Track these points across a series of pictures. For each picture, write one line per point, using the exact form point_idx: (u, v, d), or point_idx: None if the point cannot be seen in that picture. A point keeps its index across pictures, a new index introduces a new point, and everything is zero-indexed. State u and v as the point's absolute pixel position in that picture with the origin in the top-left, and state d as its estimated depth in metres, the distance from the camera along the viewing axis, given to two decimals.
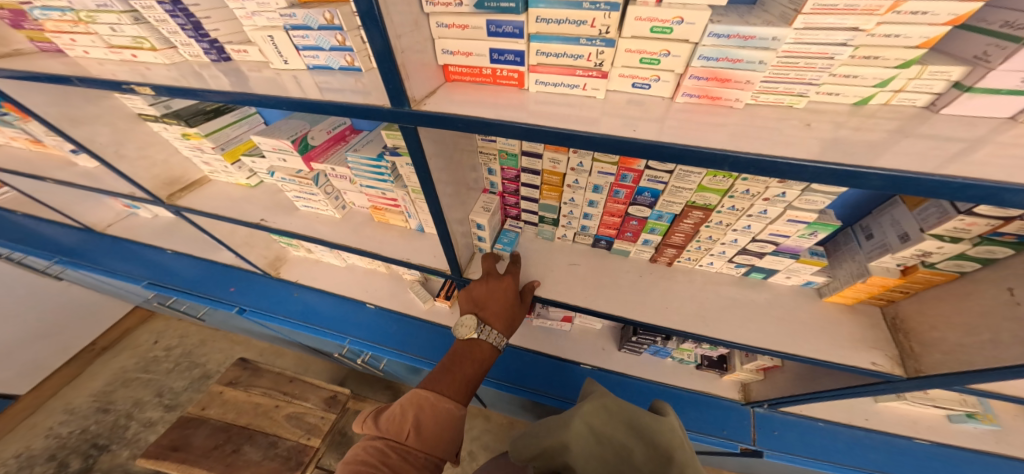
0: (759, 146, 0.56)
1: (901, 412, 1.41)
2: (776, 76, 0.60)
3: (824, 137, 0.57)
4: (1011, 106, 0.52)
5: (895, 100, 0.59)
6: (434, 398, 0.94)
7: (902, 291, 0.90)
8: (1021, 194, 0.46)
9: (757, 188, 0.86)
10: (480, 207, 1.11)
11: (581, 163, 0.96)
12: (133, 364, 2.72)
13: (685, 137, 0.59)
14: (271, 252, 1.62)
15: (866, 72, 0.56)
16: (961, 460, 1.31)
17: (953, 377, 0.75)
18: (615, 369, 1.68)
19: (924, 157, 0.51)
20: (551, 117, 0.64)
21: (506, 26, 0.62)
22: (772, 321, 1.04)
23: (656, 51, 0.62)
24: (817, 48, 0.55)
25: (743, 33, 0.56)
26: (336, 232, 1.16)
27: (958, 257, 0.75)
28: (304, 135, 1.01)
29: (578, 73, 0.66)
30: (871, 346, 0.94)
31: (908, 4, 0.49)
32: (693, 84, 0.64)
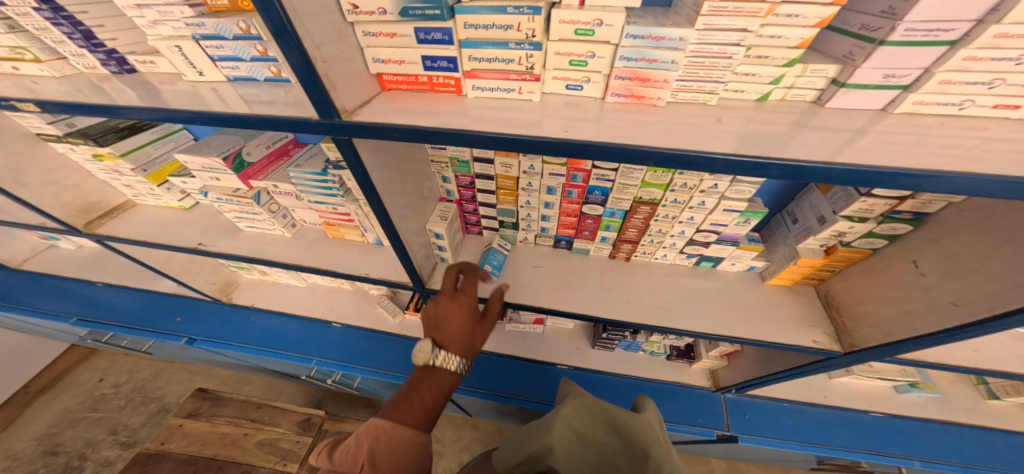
0: (669, 141, 0.61)
1: (855, 386, 1.47)
2: (689, 75, 0.64)
3: (738, 131, 0.62)
4: (880, 99, 0.58)
5: (789, 96, 0.65)
6: (391, 427, 0.86)
7: (829, 270, 0.97)
8: (899, 177, 0.51)
9: (694, 181, 0.91)
10: (437, 216, 1.11)
11: (532, 166, 0.99)
12: (77, 403, 2.55)
13: (616, 135, 0.62)
14: (218, 277, 1.59)
15: (761, 71, 0.62)
16: (914, 429, 1.37)
17: (879, 349, 0.82)
18: (590, 367, 1.70)
19: (818, 146, 0.56)
20: (479, 119, 0.67)
21: (434, 32, 0.64)
22: (721, 310, 1.09)
23: (582, 53, 0.65)
24: (717, 47, 0.60)
25: (656, 34, 0.60)
26: (286, 251, 1.13)
27: (868, 235, 0.83)
28: (238, 152, 0.99)
29: (513, 77, 0.69)
30: (811, 325, 1.00)
31: (782, 8, 0.55)
32: (619, 84, 0.67)
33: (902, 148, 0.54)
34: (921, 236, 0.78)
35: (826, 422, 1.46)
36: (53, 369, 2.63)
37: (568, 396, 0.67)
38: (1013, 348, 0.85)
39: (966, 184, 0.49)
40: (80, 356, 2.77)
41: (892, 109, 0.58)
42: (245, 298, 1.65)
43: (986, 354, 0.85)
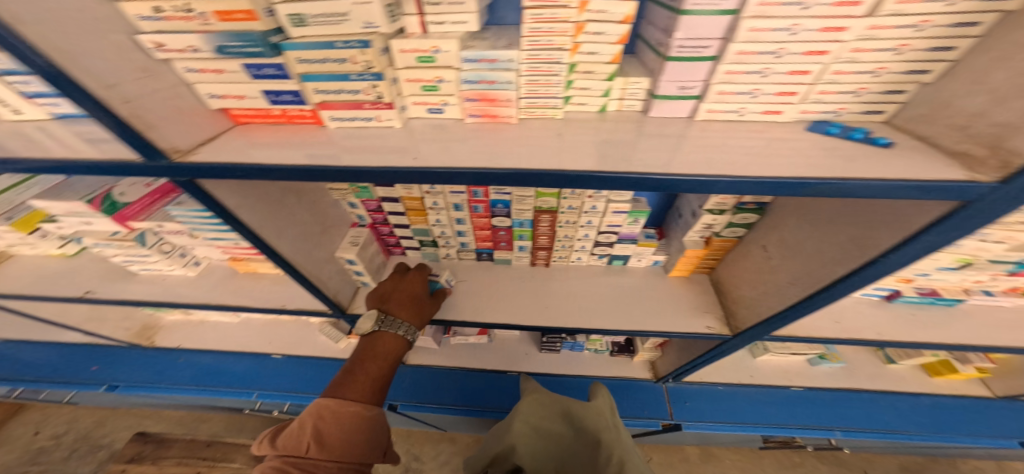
0: (507, 160, 0.57)
1: (775, 364, 1.55)
2: (532, 93, 0.62)
3: (572, 143, 0.62)
4: (684, 109, 0.65)
5: (624, 106, 0.69)
6: (335, 405, 0.86)
7: (713, 259, 1.06)
8: (715, 183, 0.52)
9: (580, 194, 0.94)
10: (348, 241, 0.99)
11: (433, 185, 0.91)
12: (11, 460, 2.40)
13: (450, 157, 0.57)
14: (133, 322, 1.62)
15: (592, 84, 0.64)
16: (834, 400, 1.44)
17: (761, 328, 0.89)
18: (538, 371, 1.72)
19: (655, 152, 0.59)
20: (318, 145, 0.58)
21: (265, 68, 0.53)
22: (631, 307, 1.12)
23: (430, 78, 0.57)
24: (543, 66, 0.58)
25: (488, 56, 0.55)
26: (189, 292, 1.09)
27: (731, 225, 0.93)
28: (106, 192, 0.83)
29: (366, 107, 0.55)
30: (705, 311, 1.08)
31: (589, 26, 0.56)
32: (470, 106, 0.62)
33: (711, 153, 0.58)
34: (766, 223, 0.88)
35: (759, 402, 1.51)
36: None
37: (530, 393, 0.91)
38: (871, 317, 0.92)
39: (753, 187, 0.51)
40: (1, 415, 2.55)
41: (698, 116, 0.65)
42: (171, 339, 1.61)
43: (846, 324, 0.92)
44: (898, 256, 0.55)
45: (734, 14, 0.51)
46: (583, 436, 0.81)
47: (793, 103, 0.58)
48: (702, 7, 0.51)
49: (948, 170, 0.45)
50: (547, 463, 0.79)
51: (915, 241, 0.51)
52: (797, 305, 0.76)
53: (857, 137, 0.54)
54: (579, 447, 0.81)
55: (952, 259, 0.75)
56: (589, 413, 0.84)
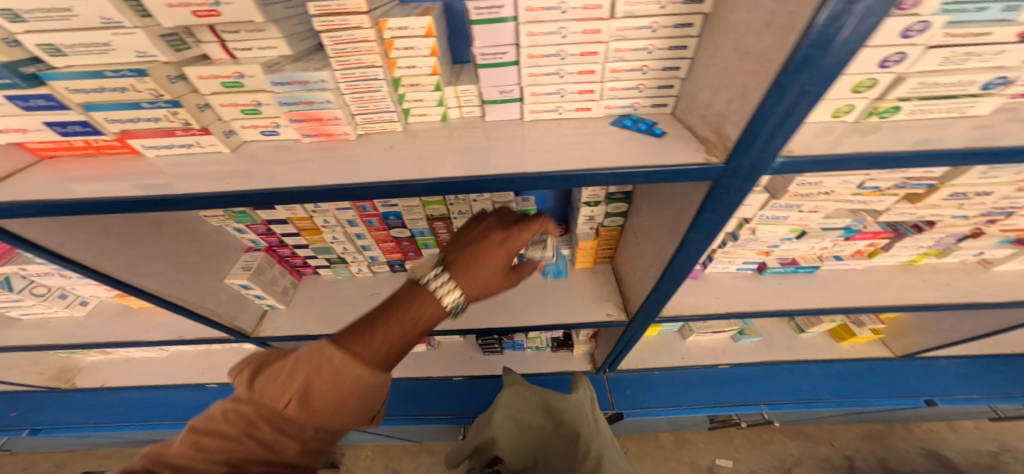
0: (323, 177, 0.57)
1: (705, 344, 1.59)
2: (361, 108, 0.62)
3: (399, 156, 0.63)
4: (513, 111, 0.69)
5: (464, 113, 0.71)
6: (337, 364, 0.51)
7: (608, 248, 1.12)
8: (513, 181, 0.57)
9: (466, 207, 0.96)
10: (239, 267, 0.98)
11: (318, 205, 0.89)
12: None
13: (273, 178, 0.57)
14: (48, 366, 1.56)
15: (424, 96, 0.66)
16: (755, 375, 1.49)
17: (645, 312, 0.95)
18: (482, 373, 1.74)
19: (472, 158, 0.62)
20: (132, 177, 0.56)
21: (33, 99, 0.50)
22: (539, 303, 1.15)
23: (248, 101, 0.56)
24: (360, 82, 0.58)
25: (298, 79, 0.54)
26: (85, 330, 1.07)
27: (609, 214, 0.99)
28: None
29: (179, 133, 0.56)
30: (606, 300, 1.12)
31: (397, 42, 0.57)
32: (300, 126, 0.60)
33: (525, 155, 0.61)
34: (632, 210, 0.94)
35: (691, 382, 1.54)
36: None
37: (513, 387, 0.97)
38: (745, 289, 0.99)
39: (550, 181, 0.57)
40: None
41: (527, 118, 0.69)
42: (94, 379, 1.58)
43: (724, 298, 0.98)
44: (697, 232, 0.63)
45: (512, 21, 0.56)
46: (561, 429, 0.88)
47: (596, 100, 0.64)
48: (487, 15, 0.55)
49: (693, 155, 0.54)
50: (524, 453, 0.90)
51: (699, 219, 0.60)
52: (657, 288, 0.82)
53: (642, 129, 0.62)
54: (552, 437, 0.89)
55: (787, 229, 0.83)
56: (566, 405, 0.88)
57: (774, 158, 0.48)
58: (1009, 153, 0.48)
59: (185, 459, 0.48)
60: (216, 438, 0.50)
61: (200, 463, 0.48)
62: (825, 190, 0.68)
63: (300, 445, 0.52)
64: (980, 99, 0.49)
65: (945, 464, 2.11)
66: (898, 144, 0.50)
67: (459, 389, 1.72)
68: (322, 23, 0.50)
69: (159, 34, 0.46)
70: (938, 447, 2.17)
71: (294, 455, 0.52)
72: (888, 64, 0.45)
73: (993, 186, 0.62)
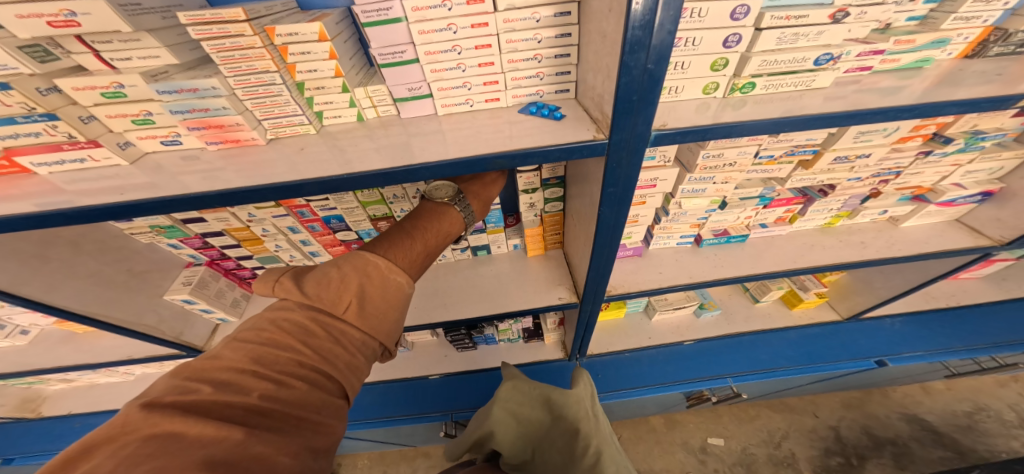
0: (226, 181, 0.58)
1: (672, 322, 1.62)
2: (265, 113, 0.64)
3: (308, 155, 0.64)
4: (426, 106, 0.71)
5: (381, 112, 0.73)
6: (387, 266, 0.61)
7: (556, 233, 1.15)
8: (414, 171, 0.59)
9: (407, 205, 0.97)
10: (180, 282, 0.99)
11: (252, 214, 0.89)
12: None
13: (175, 186, 0.58)
14: (6, 399, 1.51)
15: (332, 98, 0.68)
16: (719, 348, 1.54)
17: (590, 293, 0.95)
18: (457, 369, 1.75)
19: (378, 153, 0.64)
20: (26, 194, 0.57)
21: None
22: (493, 292, 1.16)
23: (137, 112, 0.59)
24: (258, 87, 0.60)
25: (186, 86, 0.57)
26: (29, 359, 1.05)
27: (548, 200, 1.01)
28: None
29: (66, 148, 0.58)
30: (558, 284, 1.14)
31: (291, 48, 0.60)
32: (201, 134, 0.63)
33: (430, 147, 0.63)
34: (568, 194, 0.97)
35: (660, 361, 1.58)
36: None
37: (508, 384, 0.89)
38: (691, 264, 0.99)
39: (453, 168, 0.59)
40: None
41: (440, 112, 0.72)
42: (54, 409, 1.53)
43: (667, 273, 0.99)
44: (608, 207, 0.66)
45: (403, 21, 0.60)
46: (560, 423, 0.82)
47: (502, 90, 0.68)
48: (376, 18, 0.58)
49: (583, 134, 0.57)
50: (522, 447, 0.85)
51: (605, 194, 0.63)
52: (591, 270, 0.84)
53: (545, 115, 0.65)
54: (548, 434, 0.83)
55: (709, 201, 0.86)
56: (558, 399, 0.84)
57: (650, 130, 0.52)
58: (850, 117, 0.53)
59: (234, 370, 0.47)
60: (267, 348, 0.51)
61: (250, 373, 0.47)
62: (728, 162, 0.73)
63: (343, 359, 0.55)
64: (818, 72, 0.59)
65: (925, 427, 2.12)
66: (770, 113, 0.55)
67: (438, 387, 1.74)
68: (201, 32, 0.53)
69: (16, 46, 0.49)
70: (916, 411, 2.18)
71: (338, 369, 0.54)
72: (730, 44, 0.55)
73: (869, 148, 0.74)
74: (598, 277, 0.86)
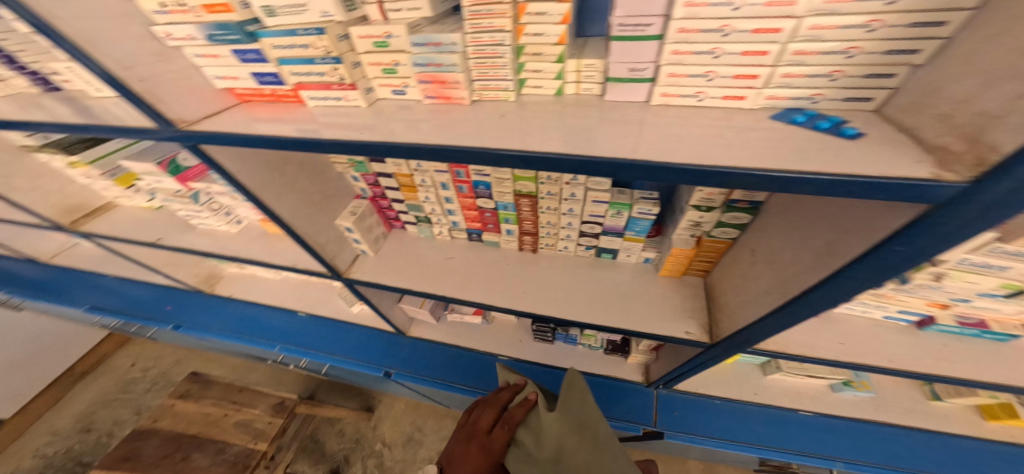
0: (441, 136, 0.64)
1: (790, 385, 1.39)
2: (481, 75, 0.68)
3: (517, 126, 0.64)
4: (639, 92, 0.61)
5: (581, 89, 0.68)
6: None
7: (706, 260, 0.98)
8: (629, 167, 0.52)
9: (555, 188, 0.99)
10: (349, 211, 1.22)
11: (420, 165, 1.08)
12: (111, 386, 3.29)
13: (404, 136, 0.66)
14: (201, 270, 2.03)
15: (542, 67, 0.66)
16: (835, 429, 1.31)
17: (737, 341, 0.80)
18: (529, 357, 1.74)
19: (578, 133, 0.60)
20: (295, 121, 0.75)
21: (247, 52, 0.70)
22: (620, 299, 1.10)
23: (389, 62, 0.70)
24: (487, 48, 0.63)
25: (434, 40, 0.64)
26: (230, 244, 1.42)
27: (720, 224, 0.85)
28: (174, 157, 1.20)
29: (334, 88, 0.73)
30: (688, 315, 1.00)
31: (530, 7, 0.58)
32: (427, 87, 0.72)
33: (654, 140, 0.55)
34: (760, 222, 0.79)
35: (752, 420, 1.40)
36: (93, 356, 3.36)
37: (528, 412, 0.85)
38: (890, 343, 0.81)
39: (677, 174, 0.50)
40: (115, 344, 3.51)
41: (653, 101, 0.61)
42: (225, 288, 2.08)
43: (852, 346, 0.81)
44: (863, 266, 0.48)
45: None
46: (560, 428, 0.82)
47: (755, 87, 0.53)
48: None
49: (915, 167, 0.40)
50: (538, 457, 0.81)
51: (882, 250, 0.45)
52: (761, 324, 0.69)
53: (823, 127, 0.49)
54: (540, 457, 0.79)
55: (997, 284, 0.65)
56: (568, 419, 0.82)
57: None
58: None
59: None
60: None
61: None
62: None
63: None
64: None
65: None
66: None
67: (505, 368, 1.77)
68: None
69: None
70: None
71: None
72: None
73: None
74: (762, 332, 0.70)
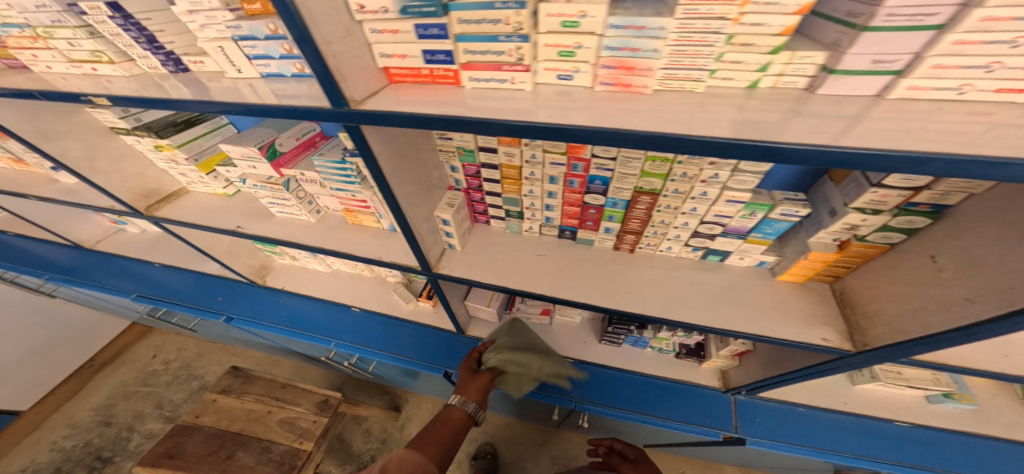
0: (645, 124, 0.63)
1: (880, 395, 1.38)
2: (675, 63, 0.63)
3: (730, 119, 0.62)
4: (874, 85, 0.58)
5: (781, 83, 0.64)
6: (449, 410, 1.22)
7: (844, 266, 0.96)
8: (889, 158, 0.50)
9: (685, 188, 0.96)
10: (445, 203, 1.27)
11: (534, 155, 1.08)
12: (132, 377, 3.39)
13: (596, 120, 0.65)
14: (254, 261, 2.25)
15: (746, 58, 0.61)
16: (940, 443, 1.26)
17: (899, 350, 0.79)
18: (594, 360, 1.73)
19: (818, 134, 0.55)
20: (439, 104, 0.75)
21: (431, 28, 0.70)
22: (721, 304, 1.11)
23: (570, 44, 0.67)
24: (698, 35, 0.59)
25: (636, 24, 0.61)
26: (310, 236, 1.51)
27: (882, 228, 0.83)
28: (272, 143, 1.31)
29: (505, 68, 0.73)
30: (823, 323, 0.97)
31: None
32: (606, 73, 0.68)
33: (899, 133, 0.53)
34: (942, 229, 0.78)
35: (842, 428, 1.34)
36: (115, 345, 3.50)
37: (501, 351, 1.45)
38: None
39: (956, 166, 0.48)
40: (138, 334, 3.67)
41: (887, 95, 0.58)
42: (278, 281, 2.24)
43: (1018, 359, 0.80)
44: None
45: None
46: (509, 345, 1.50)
47: None
48: None
49: None
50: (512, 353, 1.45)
51: None
52: (958, 329, 0.67)
53: None
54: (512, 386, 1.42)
55: None
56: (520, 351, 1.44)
57: None
58: None
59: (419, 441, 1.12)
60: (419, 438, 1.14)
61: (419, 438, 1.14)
62: None
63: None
64: None
65: None
66: None
67: (568, 370, 1.75)
68: None
69: None
70: None
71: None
72: None
73: None
74: (951, 342, 0.69)
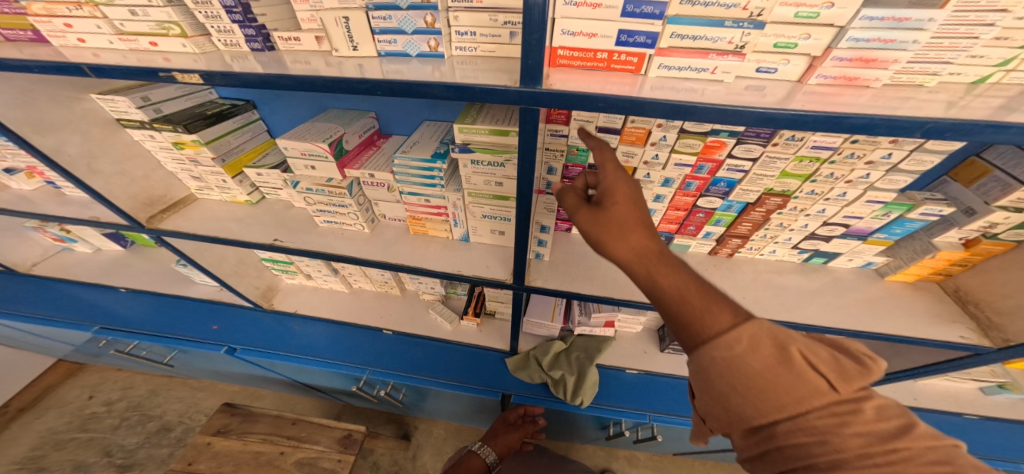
0: (887, 113, 0.61)
1: (943, 390, 1.49)
2: (921, 56, 0.69)
3: (940, 111, 0.64)
4: None
5: (1007, 78, 0.72)
6: None
7: (961, 265, 1.02)
8: None
9: (823, 189, 0.97)
10: (542, 208, 1.19)
11: (656, 155, 1.00)
12: (64, 423, 2.78)
13: (828, 109, 0.63)
14: (262, 282, 1.97)
15: (993, 53, 0.68)
16: (1002, 430, 1.40)
17: None
18: (663, 371, 1.69)
19: None
20: (626, 88, 0.71)
21: (646, 6, 0.68)
22: (846, 305, 1.09)
23: (795, 35, 0.69)
24: (967, 27, 0.66)
25: (899, 15, 0.64)
26: (370, 248, 1.31)
27: (1017, 225, 0.90)
28: (339, 138, 1.16)
29: (713, 56, 0.72)
30: (951, 321, 1.03)
31: None
32: (834, 65, 0.70)
33: None
34: None
35: None
36: (37, 386, 2.86)
37: (533, 363, 1.71)
38: None
39: None
40: (65, 372, 3.02)
41: None
42: (291, 302, 1.99)
43: None
44: None
45: None
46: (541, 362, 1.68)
47: None
48: None
49: None
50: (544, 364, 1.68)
51: None
52: None
53: None
54: (547, 370, 1.65)
55: None
56: (593, 337, 1.72)
57: None
58: None
59: None
60: None
61: None
62: None
63: (860, 412, 0.54)
64: None
65: None
66: None
67: (636, 383, 1.69)
68: None
69: None
70: None
71: (787, 396, 0.56)
72: None
73: None
74: None
